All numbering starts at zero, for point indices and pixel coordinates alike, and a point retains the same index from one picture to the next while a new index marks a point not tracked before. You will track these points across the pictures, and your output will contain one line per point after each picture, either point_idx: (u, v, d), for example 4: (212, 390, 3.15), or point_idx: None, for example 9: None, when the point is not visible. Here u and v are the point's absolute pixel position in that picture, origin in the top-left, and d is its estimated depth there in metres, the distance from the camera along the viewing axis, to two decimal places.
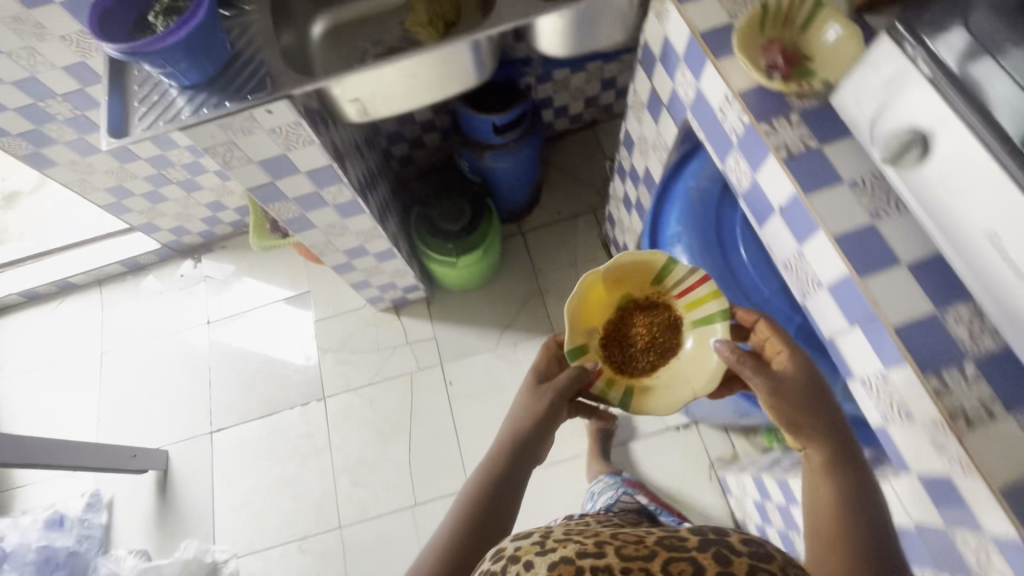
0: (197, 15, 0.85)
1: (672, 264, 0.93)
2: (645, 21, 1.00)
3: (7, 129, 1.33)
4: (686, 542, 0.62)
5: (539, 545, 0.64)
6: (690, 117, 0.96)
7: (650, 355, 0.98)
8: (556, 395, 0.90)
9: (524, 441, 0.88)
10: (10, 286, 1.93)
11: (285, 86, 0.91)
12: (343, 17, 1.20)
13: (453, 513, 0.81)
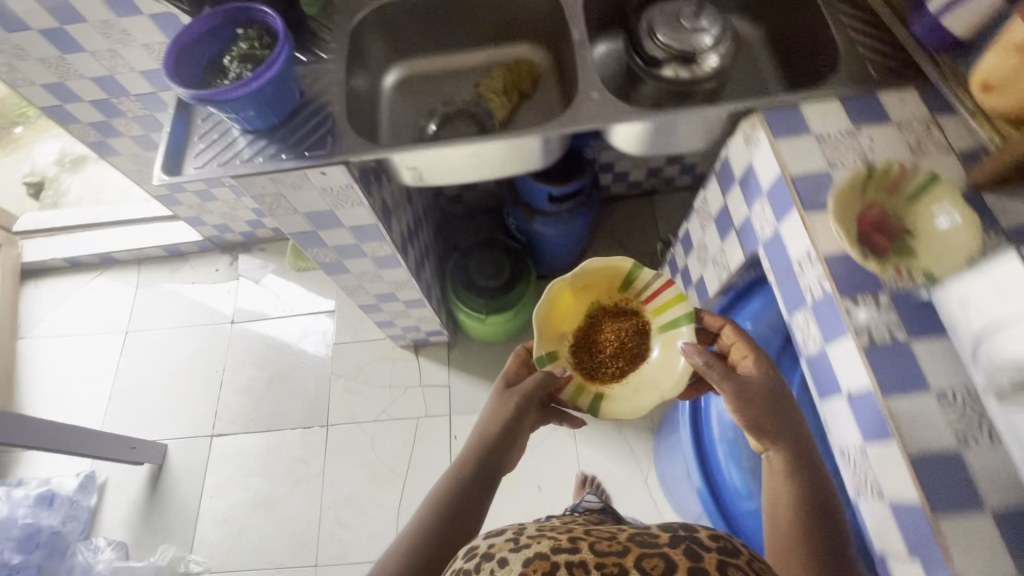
0: (273, 68, 0.83)
1: (637, 271, 0.94)
2: (731, 139, 0.93)
3: (79, 118, 1.36)
4: (655, 536, 0.58)
5: (510, 546, 0.58)
6: (761, 252, 0.89)
7: (620, 359, 0.96)
8: (523, 398, 0.92)
9: (495, 444, 0.90)
10: (57, 250, 1.99)
11: (345, 152, 0.88)
12: (418, 69, 1.17)
13: (421, 519, 0.81)
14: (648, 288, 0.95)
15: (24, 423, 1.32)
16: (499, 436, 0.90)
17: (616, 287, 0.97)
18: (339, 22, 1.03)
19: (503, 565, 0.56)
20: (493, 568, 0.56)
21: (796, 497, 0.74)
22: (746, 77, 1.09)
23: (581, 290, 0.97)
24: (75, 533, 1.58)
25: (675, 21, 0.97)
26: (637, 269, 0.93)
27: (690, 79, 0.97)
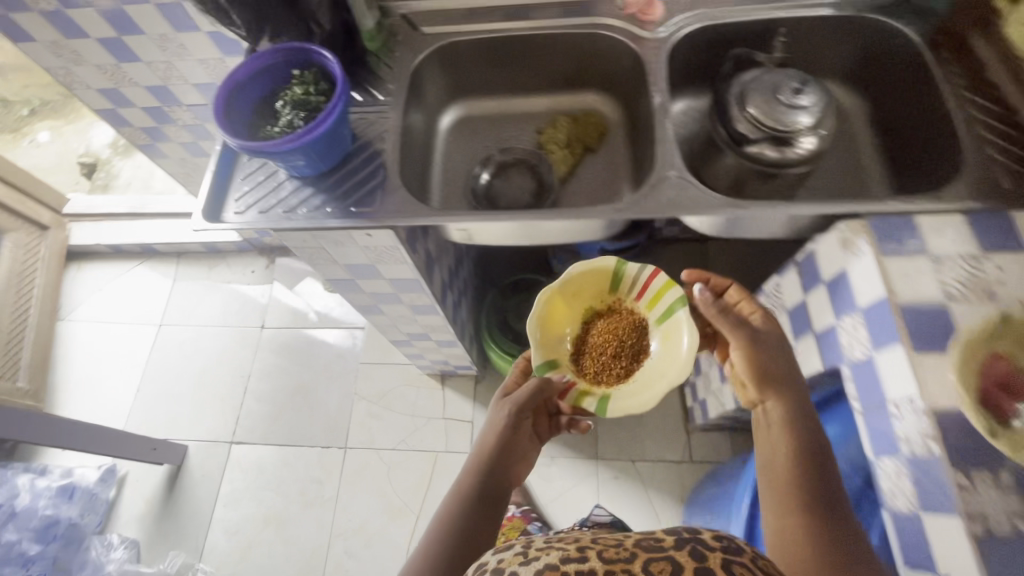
0: (326, 120, 0.76)
1: (621, 267, 0.84)
2: (820, 233, 0.82)
3: (131, 122, 1.34)
4: (658, 537, 0.51)
5: (520, 558, 0.50)
6: (846, 371, 0.79)
7: (620, 360, 0.83)
8: (513, 407, 0.86)
9: (492, 459, 0.84)
10: (102, 236, 2.01)
11: (396, 215, 0.82)
12: (477, 109, 1.10)
13: (420, 549, 0.75)
14: (637, 282, 0.84)
15: (57, 424, 1.33)
16: (494, 448, 0.84)
17: (605, 287, 0.87)
18: (400, 61, 0.98)
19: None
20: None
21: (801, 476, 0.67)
22: (851, 169, 0.97)
23: (572, 296, 0.86)
24: (91, 526, 1.59)
25: (772, 94, 0.85)
26: (620, 264, 0.84)
27: (779, 159, 0.87)
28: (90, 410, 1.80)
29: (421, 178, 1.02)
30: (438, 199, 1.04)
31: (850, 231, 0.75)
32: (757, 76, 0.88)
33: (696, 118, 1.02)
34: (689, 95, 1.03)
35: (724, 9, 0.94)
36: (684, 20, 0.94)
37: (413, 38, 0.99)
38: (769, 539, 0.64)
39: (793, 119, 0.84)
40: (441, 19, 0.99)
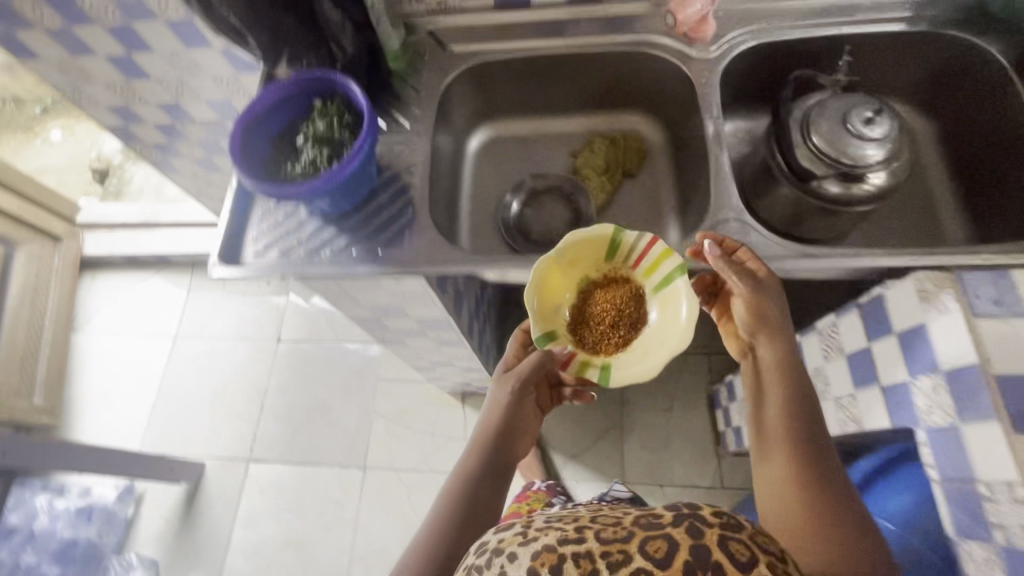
0: (353, 160, 0.70)
1: (619, 235, 0.74)
2: (894, 282, 0.75)
3: (142, 138, 1.29)
4: (655, 511, 0.43)
5: (519, 537, 0.42)
6: (920, 434, 0.72)
7: (619, 329, 0.75)
8: (519, 382, 0.83)
9: (498, 433, 0.80)
10: (116, 246, 1.97)
11: (428, 261, 0.76)
12: (507, 130, 1.03)
13: (425, 528, 0.69)
14: (635, 250, 0.74)
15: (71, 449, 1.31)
16: (500, 423, 0.81)
17: (600, 255, 0.76)
18: (428, 83, 0.91)
19: (509, 563, 0.40)
20: (499, 566, 0.41)
21: (793, 426, 0.63)
22: (918, 212, 0.89)
23: (568, 265, 0.76)
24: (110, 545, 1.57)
25: (841, 122, 0.77)
26: (619, 233, 0.73)
27: (841, 195, 0.78)
28: (107, 426, 1.79)
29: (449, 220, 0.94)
30: (467, 237, 0.97)
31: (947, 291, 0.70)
32: (824, 101, 0.80)
33: (746, 147, 0.97)
34: (742, 117, 0.97)
35: (780, 26, 0.86)
36: (737, 35, 0.86)
37: (442, 58, 0.92)
38: (765, 485, 0.61)
39: (862, 151, 0.75)
40: (472, 37, 0.92)
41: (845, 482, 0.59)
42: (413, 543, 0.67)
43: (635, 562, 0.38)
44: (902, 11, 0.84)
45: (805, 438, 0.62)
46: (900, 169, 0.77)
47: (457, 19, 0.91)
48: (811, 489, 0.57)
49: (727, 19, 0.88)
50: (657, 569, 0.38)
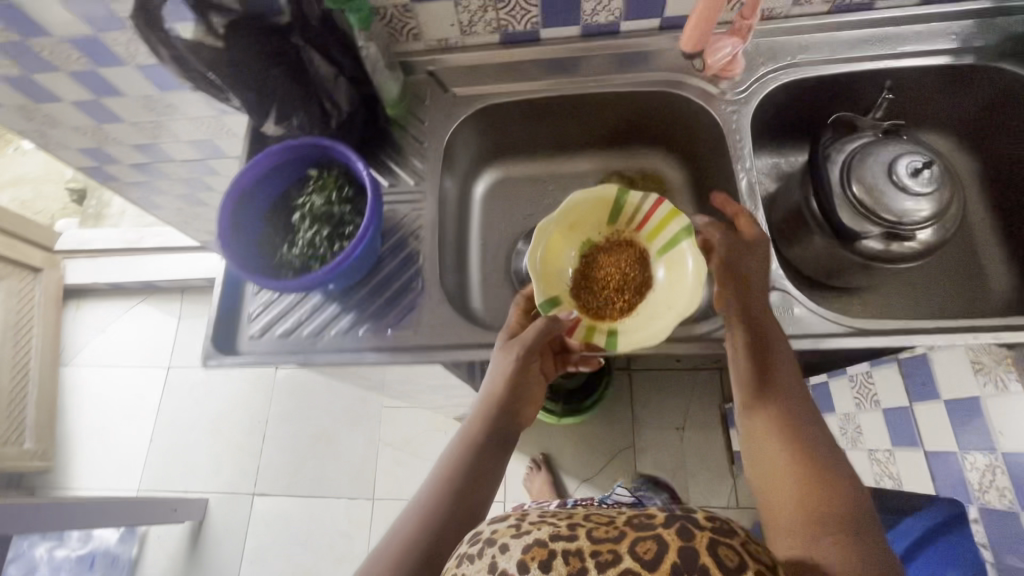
0: (359, 245, 0.63)
1: (622, 196, 0.69)
2: (949, 352, 0.71)
3: (119, 178, 1.19)
4: (648, 511, 0.42)
5: (512, 529, 0.41)
6: (976, 514, 0.68)
7: (625, 294, 0.70)
8: (524, 352, 0.66)
9: (498, 406, 0.68)
10: (100, 274, 1.87)
11: (443, 343, 0.70)
12: (517, 170, 0.95)
13: (412, 513, 0.60)
14: (640, 211, 0.70)
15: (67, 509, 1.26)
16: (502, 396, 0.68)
17: (602, 218, 0.72)
18: (431, 130, 0.83)
19: (500, 554, 0.39)
20: (489, 556, 0.40)
21: (777, 395, 0.61)
22: (959, 270, 0.83)
23: (569, 230, 0.71)
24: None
25: (887, 175, 0.71)
26: (622, 195, 0.69)
27: (882, 252, 0.72)
28: (103, 465, 1.72)
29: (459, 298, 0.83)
30: (483, 309, 0.86)
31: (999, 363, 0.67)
32: (867, 150, 0.74)
33: (775, 184, 0.91)
34: (771, 152, 0.91)
35: (816, 62, 0.79)
36: (769, 72, 0.79)
37: (444, 102, 0.83)
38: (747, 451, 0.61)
39: (911, 209, 0.69)
40: (476, 77, 0.84)
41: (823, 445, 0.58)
42: (398, 526, 0.60)
43: (624, 563, 0.37)
44: (948, 43, 0.77)
45: (788, 407, 0.60)
46: (949, 226, 0.71)
47: (460, 58, 0.83)
48: (794, 461, 0.56)
49: (756, 53, 0.80)
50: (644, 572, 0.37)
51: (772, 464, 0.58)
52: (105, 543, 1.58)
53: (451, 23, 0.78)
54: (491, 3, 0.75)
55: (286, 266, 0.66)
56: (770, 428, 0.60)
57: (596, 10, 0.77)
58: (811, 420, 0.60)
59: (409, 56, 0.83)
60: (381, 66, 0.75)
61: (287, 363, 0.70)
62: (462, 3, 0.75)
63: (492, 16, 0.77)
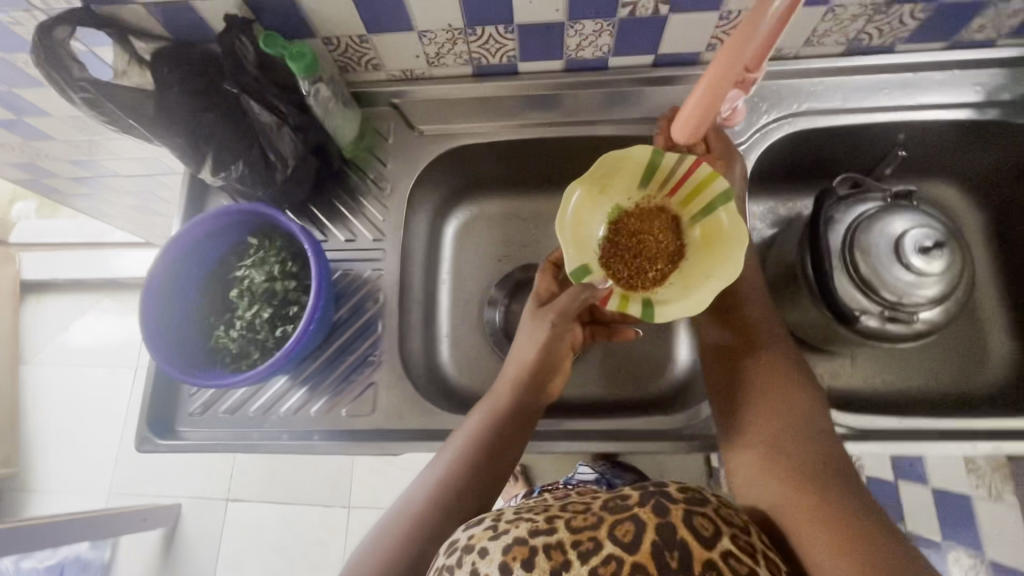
0: (320, 288, 0.58)
1: (657, 157, 0.61)
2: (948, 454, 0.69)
3: (58, 188, 1.08)
4: (624, 493, 0.47)
5: (490, 532, 0.45)
6: None
7: (658, 262, 0.65)
8: (559, 318, 0.64)
9: (528, 377, 0.64)
10: (62, 269, 1.74)
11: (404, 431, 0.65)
12: (493, 207, 0.86)
13: (428, 481, 0.58)
14: (673, 176, 0.63)
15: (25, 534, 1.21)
16: (532, 367, 0.64)
17: (634, 181, 0.65)
18: (394, 173, 0.74)
19: (480, 559, 0.43)
20: (470, 564, 0.43)
21: (763, 352, 0.61)
22: (963, 342, 0.77)
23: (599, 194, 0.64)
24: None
25: (893, 250, 0.65)
26: (658, 156, 0.61)
27: (878, 330, 0.67)
28: (67, 469, 1.64)
29: (426, 363, 0.78)
30: (454, 367, 0.80)
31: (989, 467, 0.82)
32: (874, 217, 0.67)
33: (772, 231, 0.82)
34: (769, 196, 0.82)
35: (826, 111, 0.71)
36: (772, 121, 0.71)
37: (409, 141, 0.75)
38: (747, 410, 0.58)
39: (914, 290, 0.64)
40: (445, 112, 0.75)
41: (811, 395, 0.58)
42: (412, 492, 0.58)
43: (606, 549, 0.42)
44: (972, 96, 0.69)
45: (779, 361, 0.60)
46: (952, 307, 0.66)
47: (428, 90, 0.74)
48: (788, 418, 0.56)
49: (758, 97, 0.71)
50: (626, 555, 0.41)
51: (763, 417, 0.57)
52: (75, 549, 1.53)
53: (416, 54, 0.68)
54: (461, 36, 0.65)
55: (222, 349, 0.59)
56: (768, 382, 0.58)
57: (581, 45, 0.67)
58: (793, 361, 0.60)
59: (367, 86, 0.73)
60: (331, 108, 0.65)
61: (231, 447, 0.64)
62: (428, 35, 0.65)
63: (463, 48, 0.67)
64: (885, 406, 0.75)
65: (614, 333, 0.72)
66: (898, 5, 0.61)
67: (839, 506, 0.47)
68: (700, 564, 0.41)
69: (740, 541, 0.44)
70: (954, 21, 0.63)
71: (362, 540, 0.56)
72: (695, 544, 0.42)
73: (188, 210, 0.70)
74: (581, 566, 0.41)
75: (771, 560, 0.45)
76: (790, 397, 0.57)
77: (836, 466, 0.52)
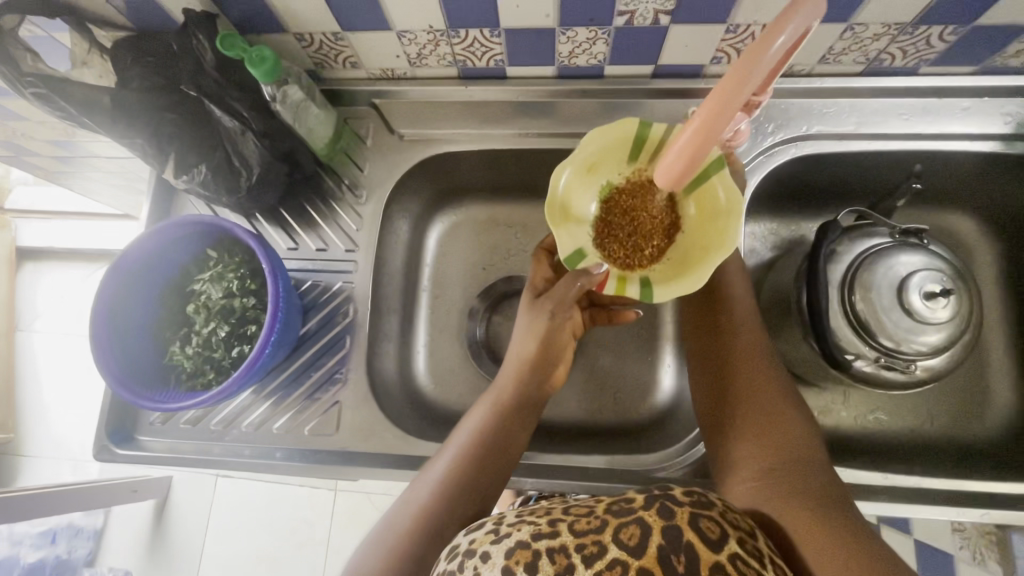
0: (277, 306, 0.56)
1: (643, 129, 0.53)
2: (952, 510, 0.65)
3: (41, 165, 1.05)
4: (628, 496, 0.44)
5: (490, 536, 0.42)
6: None
7: (656, 239, 0.56)
8: (559, 307, 0.60)
9: (529, 370, 0.60)
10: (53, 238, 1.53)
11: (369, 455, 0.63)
12: (479, 212, 0.81)
13: (433, 475, 0.54)
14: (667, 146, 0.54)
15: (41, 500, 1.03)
16: (535, 357, 0.60)
17: (621, 155, 0.56)
18: (371, 180, 0.71)
19: (482, 563, 0.40)
20: (471, 568, 0.40)
21: (752, 361, 0.58)
22: (964, 385, 0.72)
23: (583, 176, 0.56)
24: (82, 557, 1.36)
25: (894, 291, 0.60)
26: (644, 128, 0.53)
27: (873, 375, 0.63)
28: (60, 434, 1.47)
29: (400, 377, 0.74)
30: (429, 381, 0.76)
31: (976, 531, 0.85)
32: (880, 253, 0.62)
33: (772, 254, 0.78)
34: (772, 217, 0.77)
35: (837, 135, 0.65)
36: (777, 143, 0.66)
37: (387, 146, 0.71)
38: (742, 419, 0.55)
39: (914, 337, 0.59)
40: (427, 115, 0.70)
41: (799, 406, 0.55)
42: (414, 488, 0.54)
43: (611, 553, 0.39)
44: (1000, 126, 0.63)
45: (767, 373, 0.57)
46: (954, 356, 0.61)
47: (409, 91, 0.69)
48: (786, 429, 0.53)
49: (764, 116, 0.66)
50: (632, 558, 0.38)
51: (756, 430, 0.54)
52: (67, 516, 1.38)
53: (396, 54, 0.63)
54: (443, 37, 0.60)
55: (177, 366, 0.59)
56: (762, 391, 0.56)
57: (574, 52, 0.62)
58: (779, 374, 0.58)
59: (345, 85, 0.69)
60: (302, 112, 0.61)
61: (189, 460, 0.63)
62: (407, 35, 0.60)
63: (445, 50, 0.62)
64: (883, 449, 0.70)
65: (614, 317, 0.66)
66: (926, 27, 0.55)
67: (837, 523, 0.45)
68: (707, 568, 0.38)
69: (748, 546, 0.41)
70: (988, 44, 0.57)
71: (363, 540, 0.53)
72: (702, 547, 0.39)
73: (157, 208, 0.69)
74: (585, 571, 0.38)
75: (779, 565, 0.42)
76: (778, 411, 0.54)
77: (829, 481, 0.49)
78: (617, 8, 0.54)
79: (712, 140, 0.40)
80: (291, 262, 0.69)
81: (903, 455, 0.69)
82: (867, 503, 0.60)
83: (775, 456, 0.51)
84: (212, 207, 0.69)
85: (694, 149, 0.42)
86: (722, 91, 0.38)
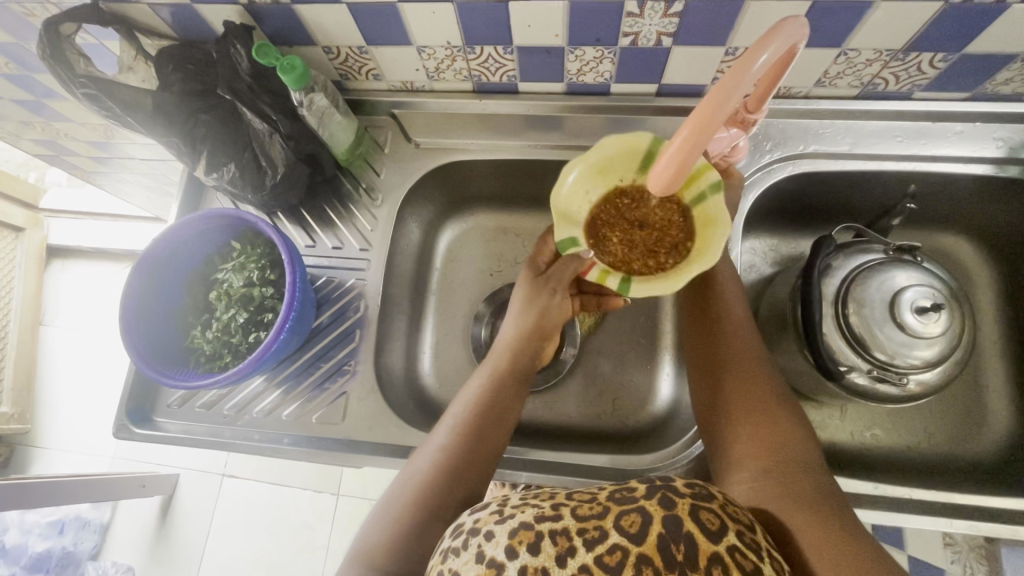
0: (294, 297, 0.60)
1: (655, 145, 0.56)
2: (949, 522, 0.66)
3: (79, 166, 1.12)
4: (630, 486, 0.46)
5: (495, 516, 0.44)
6: None
7: (662, 250, 0.57)
8: (558, 285, 0.64)
9: (525, 342, 0.63)
10: (82, 238, 1.59)
11: (374, 445, 0.65)
12: (487, 219, 0.85)
13: (432, 448, 0.56)
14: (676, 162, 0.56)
15: (50, 487, 1.05)
16: (531, 331, 0.63)
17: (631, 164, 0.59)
18: (388, 185, 0.75)
19: (486, 541, 0.42)
20: (475, 546, 0.42)
21: (739, 349, 0.61)
22: (963, 403, 0.73)
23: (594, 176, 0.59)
24: (88, 550, 1.37)
25: (887, 304, 0.62)
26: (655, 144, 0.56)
27: (868, 389, 0.64)
28: (75, 427, 1.50)
29: (407, 375, 0.77)
30: (432, 380, 0.78)
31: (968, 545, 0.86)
32: (873, 269, 0.64)
33: (772, 270, 0.80)
34: (771, 234, 0.80)
35: (831, 155, 0.68)
36: (775, 161, 0.69)
37: (405, 153, 0.75)
38: (736, 406, 0.57)
39: (908, 351, 0.60)
40: (442, 126, 0.75)
41: (784, 394, 0.58)
42: (414, 462, 0.57)
43: (612, 539, 0.41)
44: (992, 152, 0.65)
45: (749, 363, 0.60)
46: (947, 370, 0.63)
47: (426, 103, 0.74)
48: (767, 409, 0.56)
49: (762, 135, 0.69)
50: (632, 545, 0.40)
51: (746, 421, 0.56)
52: (76, 507, 1.39)
53: (416, 68, 0.68)
54: (459, 53, 0.64)
55: (197, 349, 0.63)
56: (747, 377, 0.58)
57: (582, 70, 0.66)
58: (768, 368, 0.60)
59: (367, 95, 0.74)
60: (325, 120, 0.66)
61: (202, 441, 0.67)
62: (426, 51, 0.64)
63: (462, 65, 0.66)
64: (887, 467, 0.71)
65: (604, 304, 0.69)
66: (916, 53, 0.58)
67: (831, 523, 0.46)
68: (706, 558, 0.39)
69: (746, 538, 0.42)
70: (978, 71, 0.60)
71: (368, 514, 0.55)
72: (702, 537, 0.40)
73: (184, 203, 0.74)
74: (586, 555, 0.40)
75: (776, 559, 0.43)
76: (763, 399, 0.57)
77: (816, 474, 0.51)
78: (622, 29, 0.58)
79: (702, 143, 0.43)
80: (308, 259, 0.73)
81: (899, 471, 0.70)
82: (858, 512, 0.61)
83: (770, 457, 0.53)
84: (237, 202, 0.73)
85: (682, 153, 0.44)
86: (714, 98, 0.40)
